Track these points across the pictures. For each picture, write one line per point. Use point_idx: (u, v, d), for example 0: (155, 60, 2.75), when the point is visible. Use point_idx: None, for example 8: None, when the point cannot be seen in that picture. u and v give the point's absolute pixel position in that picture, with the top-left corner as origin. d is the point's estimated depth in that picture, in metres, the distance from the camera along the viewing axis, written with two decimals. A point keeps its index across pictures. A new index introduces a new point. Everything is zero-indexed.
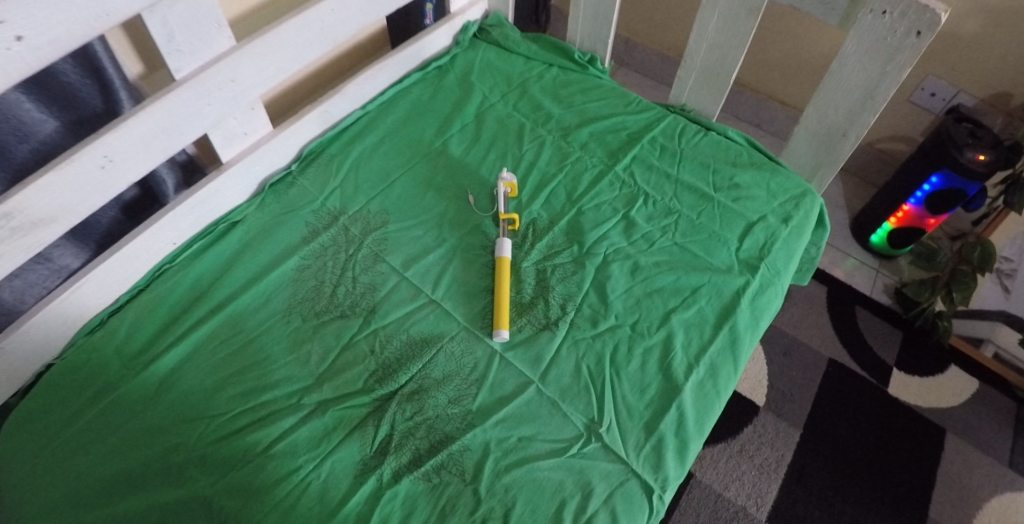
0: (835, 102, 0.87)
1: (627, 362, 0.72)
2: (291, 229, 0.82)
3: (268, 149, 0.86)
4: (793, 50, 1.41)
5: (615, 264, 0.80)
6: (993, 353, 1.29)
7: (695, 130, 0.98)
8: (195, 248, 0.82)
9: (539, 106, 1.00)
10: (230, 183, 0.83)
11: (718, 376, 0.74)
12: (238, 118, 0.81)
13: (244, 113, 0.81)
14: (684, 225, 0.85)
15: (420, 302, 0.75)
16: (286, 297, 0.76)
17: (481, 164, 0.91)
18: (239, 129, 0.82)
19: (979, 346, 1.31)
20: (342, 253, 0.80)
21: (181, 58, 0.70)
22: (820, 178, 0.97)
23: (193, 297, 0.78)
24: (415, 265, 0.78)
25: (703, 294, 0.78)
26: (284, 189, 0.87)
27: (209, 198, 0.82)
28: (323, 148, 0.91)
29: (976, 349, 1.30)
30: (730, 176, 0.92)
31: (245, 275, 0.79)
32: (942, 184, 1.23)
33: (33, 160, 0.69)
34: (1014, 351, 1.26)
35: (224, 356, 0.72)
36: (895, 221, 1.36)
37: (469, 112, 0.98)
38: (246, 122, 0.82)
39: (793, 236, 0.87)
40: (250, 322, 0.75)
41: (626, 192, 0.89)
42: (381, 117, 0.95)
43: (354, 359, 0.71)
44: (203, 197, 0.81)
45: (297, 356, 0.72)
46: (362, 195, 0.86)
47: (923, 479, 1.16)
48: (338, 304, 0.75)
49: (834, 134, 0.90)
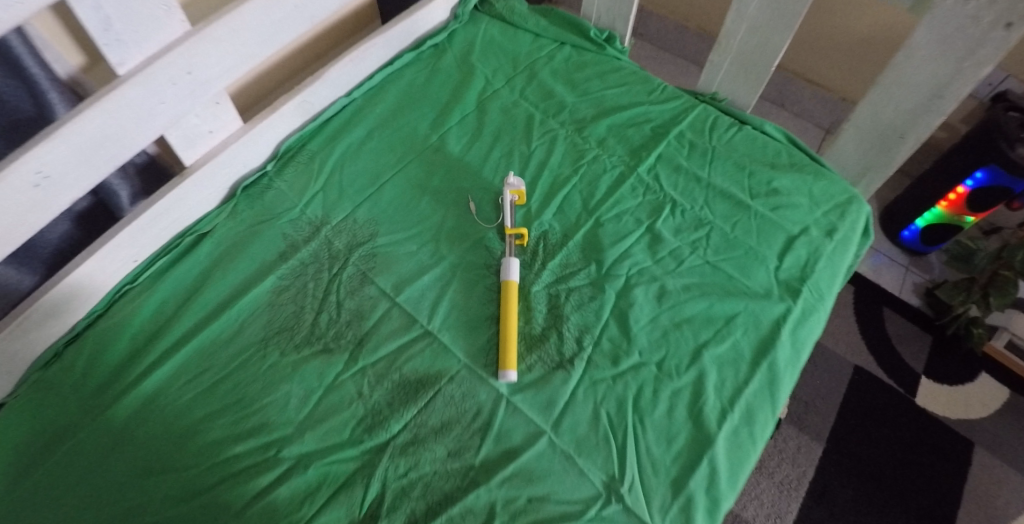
0: (895, 100, 0.75)
1: (652, 407, 0.63)
2: (266, 243, 0.72)
3: (239, 147, 0.74)
4: (825, 23, 1.27)
5: (638, 288, 0.69)
6: (1006, 342, 1.21)
7: (727, 124, 0.86)
8: (159, 265, 0.71)
9: (550, 93, 0.88)
10: (196, 188, 0.72)
11: (754, 422, 0.65)
12: (198, 114, 0.69)
13: (207, 108, 0.69)
14: (717, 239, 0.75)
15: (413, 335, 0.65)
16: (261, 325, 0.66)
17: (484, 164, 0.79)
18: (202, 127, 0.70)
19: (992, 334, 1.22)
20: (324, 272, 0.69)
21: (123, 49, 0.58)
22: (868, 182, 0.86)
23: (157, 325, 0.67)
24: (407, 288, 0.68)
25: (738, 324, 0.69)
26: (259, 193, 0.76)
27: (172, 206, 0.71)
28: (303, 143, 0.79)
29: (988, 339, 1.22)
30: (769, 180, 0.81)
31: (215, 299, 0.68)
32: (993, 177, 1.10)
33: None
34: None
35: (191, 397, 0.63)
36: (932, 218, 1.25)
37: (470, 100, 0.85)
38: (210, 119, 0.71)
39: (838, 251, 0.77)
40: (220, 356, 0.65)
41: (650, 199, 0.78)
42: (370, 106, 0.83)
43: (339, 404, 0.62)
44: (165, 206, 0.70)
45: (274, 399, 0.62)
46: (348, 202, 0.74)
47: (948, 496, 1.09)
48: (321, 335, 0.65)
49: (890, 134, 0.78)
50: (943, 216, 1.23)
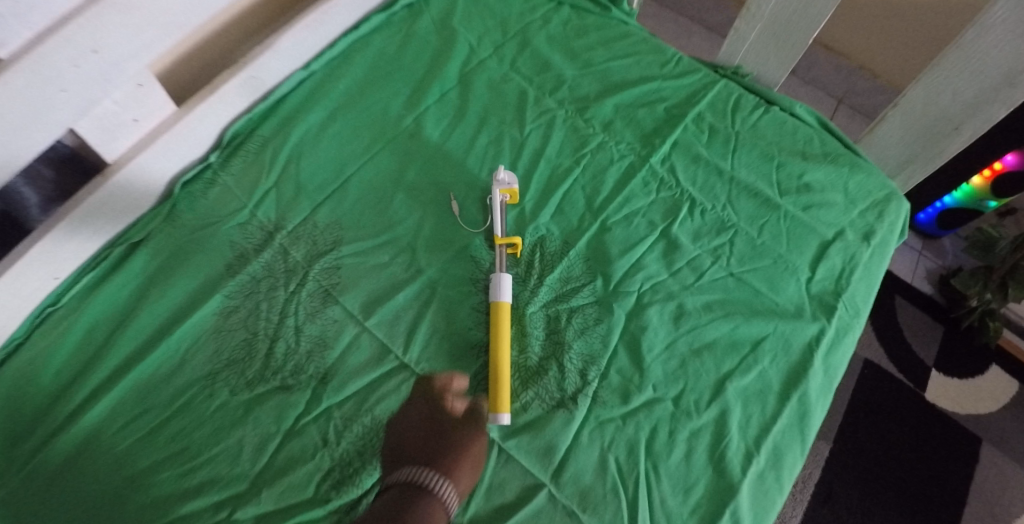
0: (956, 86, 0.64)
1: (667, 451, 0.54)
2: (211, 253, 0.60)
3: (171, 138, 0.61)
4: None
5: (652, 308, 0.59)
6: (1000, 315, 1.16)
7: (752, 104, 0.75)
8: (84, 283, 0.59)
9: (546, 64, 0.75)
10: (122, 189, 0.60)
11: (781, 464, 0.56)
12: (116, 101, 0.55)
13: (127, 93, 0.56)
14: (741, 246, 0.64)
15: (387, 368, 0.55)
16: (207, 357, 0.55)
17: (469, 152, 0.67)
18: (124, 115, 0.57)
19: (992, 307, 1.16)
20: (279, 290, 0.58)
21: (3, 25, 0.44)
22: (907, 176, 0.75)
23: (84, 358, 0.56)
24: (379, 310, 0.57)
25: (766, 350, 0.59)
26: (201, 190, 0.63)
27: (93, 212, 0.58)
28: (252, 128, 0.67)
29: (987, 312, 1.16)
30: (799, 173, 0.70)
31: (152, 324, 0.57)
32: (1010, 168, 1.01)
33: None
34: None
35: (126, 447, 0.52)
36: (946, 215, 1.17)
37: (452, 73, 0.72)
38: (132, 106, 0.57)
39: (876, 258, 0.67)
40: (159, 396, 0.54)
41: (665, 197, 0.67)
42: (332, 80, 0.69)
43: (301, 454, 0.52)
44: (85, 214, 0.58)
45: (224, 448, 0.52)
46: (307, 201, 0.62)
47: (954, 495, 1.05)
48: (278, 368, 0.55)
49: (942, 125, 0.68)
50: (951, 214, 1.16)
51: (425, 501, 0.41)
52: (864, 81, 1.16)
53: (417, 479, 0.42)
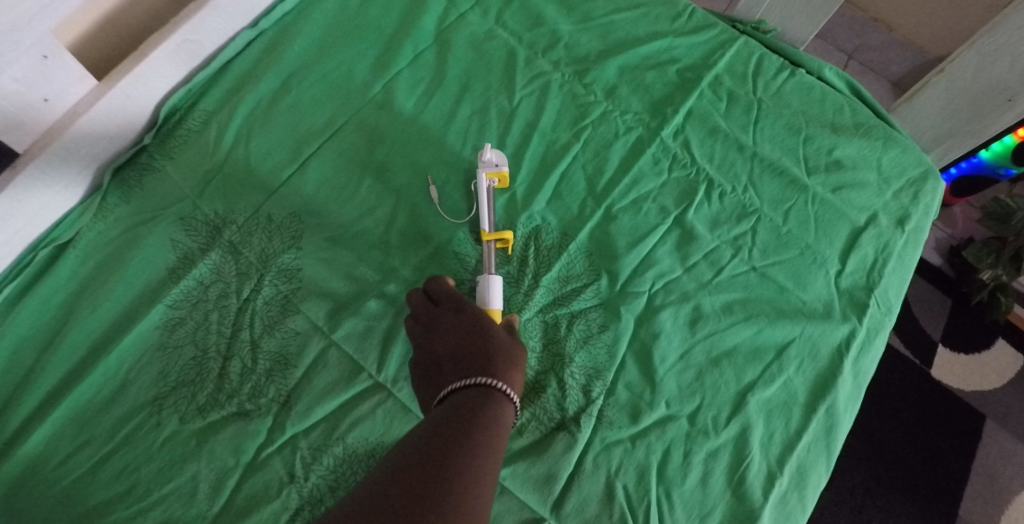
0: (1017, 49, 0.55)
1: (681, 476, 0.48)
2: (150, 253, 0.51)
3: (94, 118, 0.50)
4: None
5: (665, 311, 0.52)
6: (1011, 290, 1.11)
7: (776, 67, 0.65)
8: (6, 295, 0.49)
9: (538, 18, 0.64)
10: (41, 183, 0.49)
11: (805, 484, 0.51)
12: (16, 79, 0.44)
13: (28, 69, 0.44)
14: (765, 236, 0.57)
15: (361, 388, 0.47)
16: (151, 379, 0.47)
17: (450, 127, 0.57)
18: (28, 95, 0.46)
19: None
20: (231, 298, 0.49)
21: None
22: (945, 149, 0.67)
23: (11, 385, 0.47)
24: (348, 320, 0.49)
25: (792, 356, 0.52)
26: (136, 177, 0.53)
27: (8, 213, 0.48)
28: (194, 102, 0.56)
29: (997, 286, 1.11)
30: (829, 148, 0.61)
31: (87, 340, 0.48)
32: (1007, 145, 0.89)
33: None
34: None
35: (63, 490, 0.44)
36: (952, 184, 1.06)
37: (429, 29, 0.61)
38: (39, 82, 0.46)
39: (910, 245, 0.60)
40: (99, 426, 0.46)
41: (678, 177, 0.58)
42: (286, 39, 0.58)
43: (264, 492, 0.44)
44: None
45: (176, 487, 0.44)
46: (261, 188, 0.53)
47: (956, 473, 1.02)
48: (234, 391, 0.47)
49: (994, 93, 0.59)
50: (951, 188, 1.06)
51: (498, 399, 0.40)
52: (878, 35, 0.95)
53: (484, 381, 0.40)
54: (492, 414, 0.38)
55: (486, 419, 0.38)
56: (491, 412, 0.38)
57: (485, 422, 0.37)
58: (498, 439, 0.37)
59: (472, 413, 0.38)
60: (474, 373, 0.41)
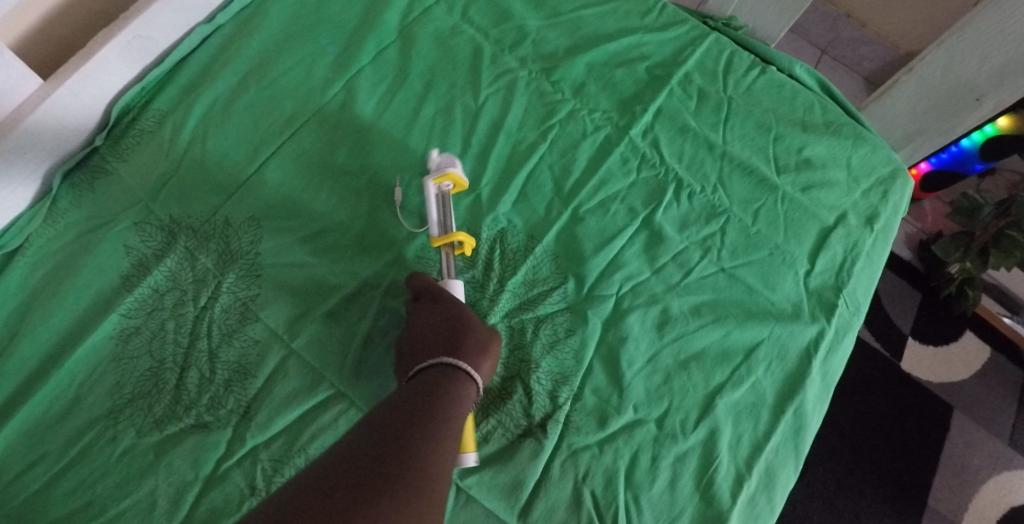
0: (985, 50, 0.55)
1: (649, 481, 0.48)
2: (102, 260, 0.49)
3: (40, 120, 0.48)
4: None
5: (633, 314, 0.51)
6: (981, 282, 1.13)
7: (746, 64, 0.65)
8: None
9: (504, 14, 0.63)
10: None
11: (773, 485, 0.51)
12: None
13: None
14: (734, 237, 0.56)
15: (322, 398, 0.46)
16: (106, 391, 0.45)
17: (413, 127, 0.56)
18: None
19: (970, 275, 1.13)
20: (188, 306, 0.48)
21: None
22: (914, 147, 0.67)
23: None
24: (309, 328, 0.48)
25: (761, 358, 0.52)
26: (88, 180, 0.51)
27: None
28: (148, 101, 0.54)
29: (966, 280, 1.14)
30: (798, 146, 0.61)
31: (38, 353, 0.46)
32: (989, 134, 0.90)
33: None
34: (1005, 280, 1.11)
35: (18, 506, 0.42)
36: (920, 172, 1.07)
37: (391, 25, 0.60)
38: None
39: (879, 244, 0.60)
40: (51, 442, 0.44)
41: (647, 177, 0.58)
42: (243, 36, 0.56)
43: (223, 506, 0.43)
44: None
45: (133, 503, 0.43)
46: (218, 192, 0.51)
47: (925, 464, 1.04)
48: (191, 402, 0.45)
49: (960, 94, 0.59)
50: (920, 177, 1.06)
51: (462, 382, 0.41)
52: (851, 29, 0.95)
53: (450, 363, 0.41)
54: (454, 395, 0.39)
55: (448, 397, 0.39)
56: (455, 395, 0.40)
57: (446, 403, 0.38)
58: (459, 416, 0.38)
59: (434, 395, 0.39)
60: (441, 353, 0.43)
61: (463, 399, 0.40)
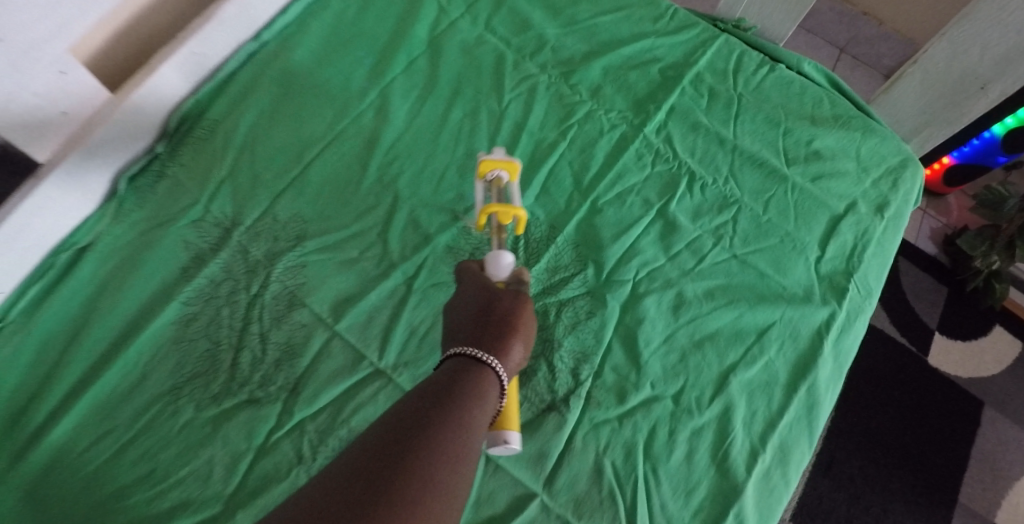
0: (986, 40, 0.57)
1: (667, 453, 0.51)
2: (165, 253, 0.54)
3: (110, 128, 0.53)
4: None
5: (649, 297, 0.55)
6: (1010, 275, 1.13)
7: (755, 63, 0.68)
8: (31, 296, 0.53)
9: (525, 23, 0.67)
10: (59, 190, 0.53)
11: (788, 460, 0.53)
12: (35, 93, 0.49)
13: (48, 83, 0.49)
14: (746, 225, 0.59)
15: (362, 375, 0.50)
16: (169, 370, 0.50)
17: (442, 129, 0.60)
18: (49, 106, 0.50)
19: None
20: (241, 294, 0.53)
21: None
22: (923, 137, 0.69)
23: (38, 379, 0.50)
24: (350, 312, 0.52)
25: (773, 338, 0.55)
26: (150, 183, 0.57)
27: (29, 219, 0.52)
28: (201, 111, 0.59)
29: None
30: (808, 139, 0.64)
31: (108, 336, 0.52)
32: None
33: None
34: None
35: (89, 474, 0.47)
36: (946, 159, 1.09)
37: (421, 37, 0.65)
38: (58, 95, 0.50)
39: (889, 231, 0.62)
40: (121, 415, 0.49)
41: (661, 171, 0.61)
42: (286, 50, 0.62)
43: (275, 473, 0.47)
44: (22, 222, 0.51)
45: (193, 470, 0.47)
46: (267, 191, 0.56)
47: (954, 459, 1.04)
48: (245, 380, 0.50)
49: (966, 84, 0.61)
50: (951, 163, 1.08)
51: (481, 374, 0.40)
52: (867, 29, 0.98)
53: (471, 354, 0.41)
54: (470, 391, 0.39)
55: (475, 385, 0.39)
56: (469, 389, 0.39)
57: (460, 400, 0.38)
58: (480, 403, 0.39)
59: (448, 392, 0.38)
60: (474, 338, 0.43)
61: (480, 395, 0.39)
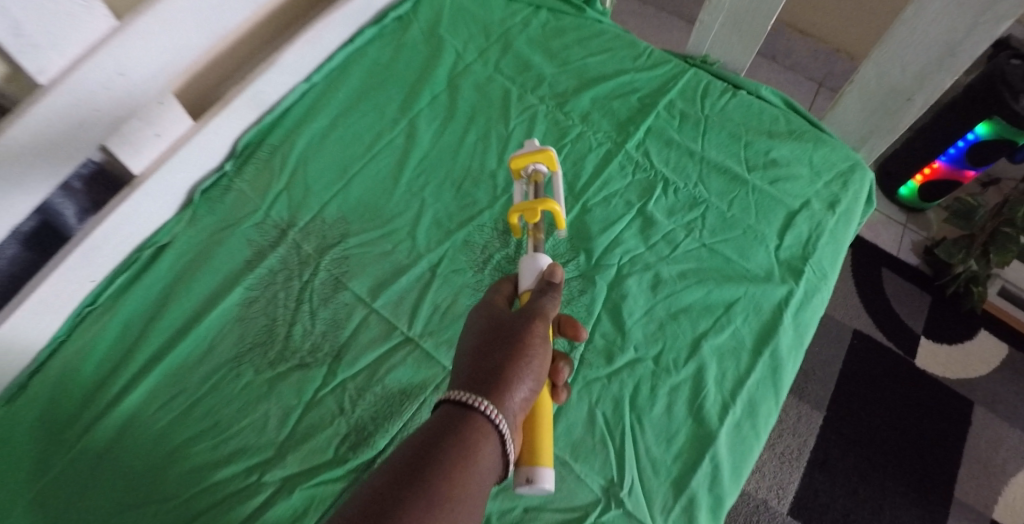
0: (904, 61, 0.68)
1: (649, 405, 0.60)
2: (231, 251, 0.66)
3: (193, 147, 0.67)
4: None
5: (631, 278, 0.65)
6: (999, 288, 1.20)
7: (720, 90, 0.81)
8: (118, 284, 0.65)
9: (527, 65, 0.81)
10: (148, 198, 0.65)
11: (757, 414, 0.61)
12: (138, 116, 0.61)
13: (150, 110, 0.62)
14: (713, 219, 0.70)
15: (394, 342, 0.61)
16: (233, 341, 0.62)
17: (459, 150, 0.73)
18: (148, 130, 0.63)
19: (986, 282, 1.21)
20: (294, 280, 0.65)
21: (42, 55, 0.50)
22: (870, 147, 0.80)
23: (125, 349, 0.62)
24: (384, 293, 0.63)
25: (739, 310, 0.65)
26: (218, 196, 0.70)
27: (123, 222, 0.64)
28: (262, 138, 0.73)
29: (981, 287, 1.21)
30: (766, 150, 0.76)
31: (182, 316, 0.63)
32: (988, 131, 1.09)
33: None
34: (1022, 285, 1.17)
35: (164, 426, 0.58)
36: (925, 174, 1.21)
37: (441, 77, 0.79)
38: (154, 120, 0.63)
39: (841, 225, 0.72)
40: (192, 378, 0.60)
41: (640, 178, 0.73)
42: (332, 90, 0.76)
43: (320, 422, 0.58)
44: (118, 221, 0.63)
45: (252, 421, 0.58)
46: (315, 200, 0.69)
47: (947, 457, 1.08)
48: (297, 348, 0.61)
49: (895, 97, 0.72)
50: (932, 176, 1.21)
51: (473, 422, 0.43)
52: None
53: (465, 400, 0.44)
54: (459, 443, 0.42)
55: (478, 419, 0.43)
56: (456, 441, 0.42)
57: (467, 435, 0.42)
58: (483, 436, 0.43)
59: (453, 428, 0.43)
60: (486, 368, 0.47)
61: (469, 449, 0.42)
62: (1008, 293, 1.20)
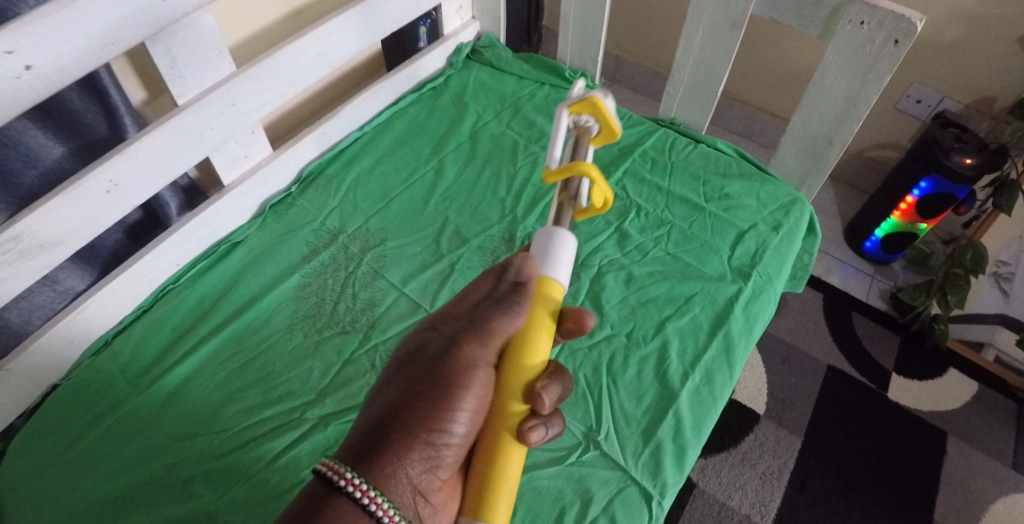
0: (820, 111, 0.88)
1: (623, 370, 0.74)
2: (291, 250, 0.84)
3: (271, 169, 0.88)
4: (788, 67, 1.39)
5: (609, 275, 0.83)
6: (994, 357, 1.29)
7: (684, 143, 1.01)
8: (198, 269, 0.83)
9: (532, 123, 1.02)
10: (232, 206, 0.85)
11: (714, 381, 0.74)
12: (237, 140, 0.82)
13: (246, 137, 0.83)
14: (676, 235, 0.88)
15: (418, 317, 0.77)
16: (288, 314, 0.78)
17: (476, 183, 0.93)
18: (240, 152, 0.84)
19: (981, 351, 1.31)
20: (341, 271, 0.82)
21: (184, 84, 0.72)
22: (809, 186, 0.98)
23: (198, 317, 0.78)
24: (413, 281, 0.80)
25: (696, 302, 0.80)
26: (284, 210, 0.89)
27: (209, 221, 0.83)
28: (322, 169, 0.93)
29: (977, 354, 1.31)
30: (720, 186, 0.94)
31: (247, 294, 0.80)
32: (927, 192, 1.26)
33: (53, 220, 0.65)
34: (1013, 353, 1.26)
35: (224, 375, 0.73)
36: (899, 214, 1.34)
37: (464, 131, 1.00)
38: (246, 146, 0.84)
39: (784, 242, 0.87)
40: (252, 339, 0.76)
41: (619, 205, 0.92)
42: (378, 138, 0.98)
43: (355, 374, 0.72)
44: (206, 218, 0.82)
45: (298, 373, 0.73)
46: (361, 216, 0.88)
47: (924, 483, 1.15)
48: (339, 320, 0.77)
49: (820, 142, 0.91)
50: (904, 218, 1.34)
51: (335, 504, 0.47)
52: None
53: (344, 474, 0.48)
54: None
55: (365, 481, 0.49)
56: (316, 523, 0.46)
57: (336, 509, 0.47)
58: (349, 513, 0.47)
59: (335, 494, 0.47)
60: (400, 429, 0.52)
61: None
62: (1003, 362, 1.29)
